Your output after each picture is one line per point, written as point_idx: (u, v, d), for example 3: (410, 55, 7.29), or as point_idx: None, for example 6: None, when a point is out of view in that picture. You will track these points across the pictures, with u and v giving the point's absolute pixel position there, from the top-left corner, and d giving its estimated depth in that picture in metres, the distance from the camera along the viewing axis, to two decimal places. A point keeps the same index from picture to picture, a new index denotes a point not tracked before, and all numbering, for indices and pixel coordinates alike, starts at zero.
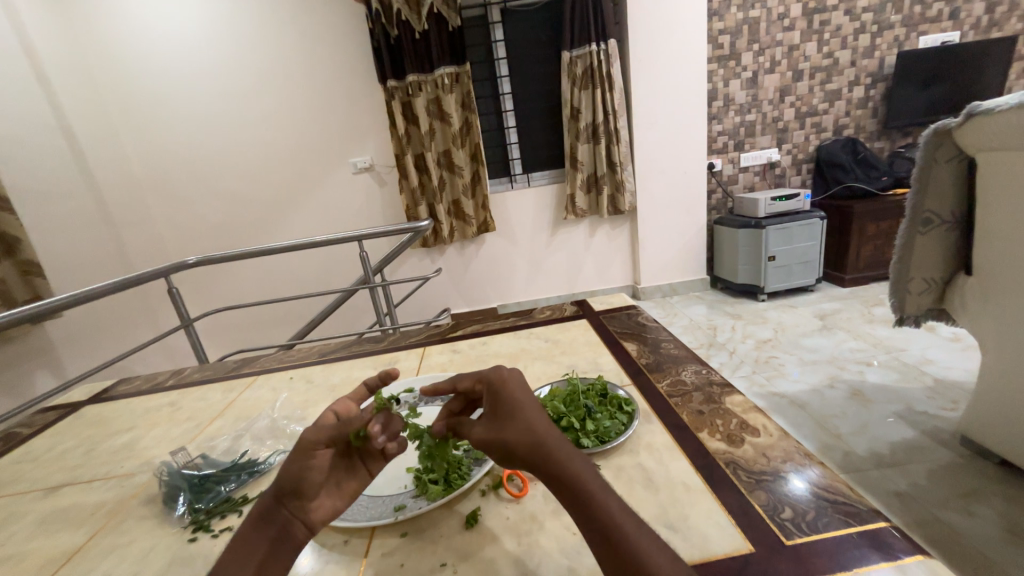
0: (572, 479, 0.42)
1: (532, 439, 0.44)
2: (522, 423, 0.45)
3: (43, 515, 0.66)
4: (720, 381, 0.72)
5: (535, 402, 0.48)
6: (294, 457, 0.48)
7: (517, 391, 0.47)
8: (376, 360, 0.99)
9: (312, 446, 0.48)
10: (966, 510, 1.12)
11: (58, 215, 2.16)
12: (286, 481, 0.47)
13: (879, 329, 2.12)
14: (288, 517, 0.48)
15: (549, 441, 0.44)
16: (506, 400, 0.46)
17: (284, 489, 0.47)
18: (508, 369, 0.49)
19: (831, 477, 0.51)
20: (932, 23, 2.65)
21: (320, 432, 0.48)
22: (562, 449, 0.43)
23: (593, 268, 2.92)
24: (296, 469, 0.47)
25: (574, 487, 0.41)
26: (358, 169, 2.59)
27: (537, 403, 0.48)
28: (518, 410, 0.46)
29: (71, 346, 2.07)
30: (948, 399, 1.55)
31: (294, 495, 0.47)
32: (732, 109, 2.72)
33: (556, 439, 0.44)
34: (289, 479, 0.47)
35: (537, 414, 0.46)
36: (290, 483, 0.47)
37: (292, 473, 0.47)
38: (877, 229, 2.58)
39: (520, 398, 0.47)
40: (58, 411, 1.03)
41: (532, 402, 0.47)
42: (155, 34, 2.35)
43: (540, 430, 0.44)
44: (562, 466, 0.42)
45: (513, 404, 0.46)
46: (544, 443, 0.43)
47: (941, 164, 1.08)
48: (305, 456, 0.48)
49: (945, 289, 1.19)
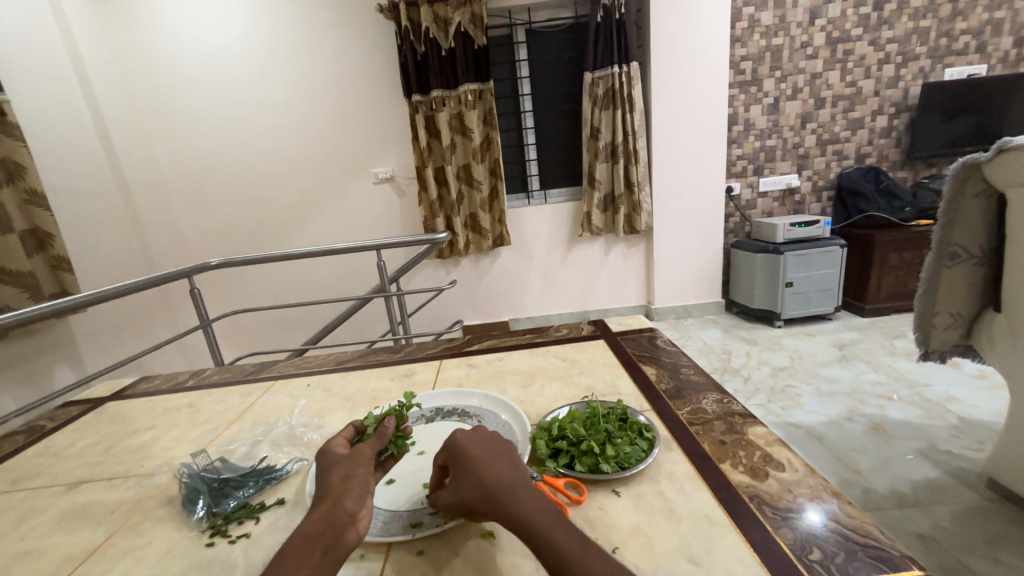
0: (520, 517, 0.44)
1: (481, 488, 0.46)
2: (488, 472, 0.47)
3: (64, 511, 0.67)
4: (741, 411, 0.70)
5: (493, 449, 0.51)
6: (350, 466, 0.51)
7: (472, 447, 0.50)
8: (392, 371, 1.00)
9: (369, 454, 0.53)
10: (994, 558, 1.07)
11: (90, 213, 2.22)
12: (347, 487, 0.49)
13: (900, 362, 2.06)
14: (345, 529, 0.46)
15: (501, 488, 0.46)
16: (463, 455, 0.50)
17: (344, 495, 0.48)
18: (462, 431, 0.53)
19: (860, 518, 0.49)
20: (958, 55, 2.64)
21: (369, 444, 0.54)
22: (512, 490, 0.46)
23: (606, 286, 2.91)
24: (359, 474, 0.50)
25: (523, 527, 0.44)
26: (379, 179, 2.64)
27: (495, 452, 0.51)
28: (471, 461, 0.49)
29: (92, 341, 2.12)
30: (973, 439, 1.49)
31: (353, 501, 0.48)
32: (752, 134, 2.72)
33: (507, 483, 0.47)
34: (349, 487, 0.49)
35: (491, 464, 0.49)
36: (351, 486, 0.49)
37: (351, 480, 0.50)
38: (899, 260, 2.53)
39: (474, 450, 0.50)
40: (81, 406, 1.05)
41: (489, 452, 0.50)
42: (194, 44, 2.45)
43: (494, 477, 0.47)
44: (512, 506, 0.45)
45: (468, 458, 0.49)
46: (496, 493, 0.46)
47: (969, 198, 1.06)
48: (361, 463, 0.52)
49: (972, 324, 1.15)
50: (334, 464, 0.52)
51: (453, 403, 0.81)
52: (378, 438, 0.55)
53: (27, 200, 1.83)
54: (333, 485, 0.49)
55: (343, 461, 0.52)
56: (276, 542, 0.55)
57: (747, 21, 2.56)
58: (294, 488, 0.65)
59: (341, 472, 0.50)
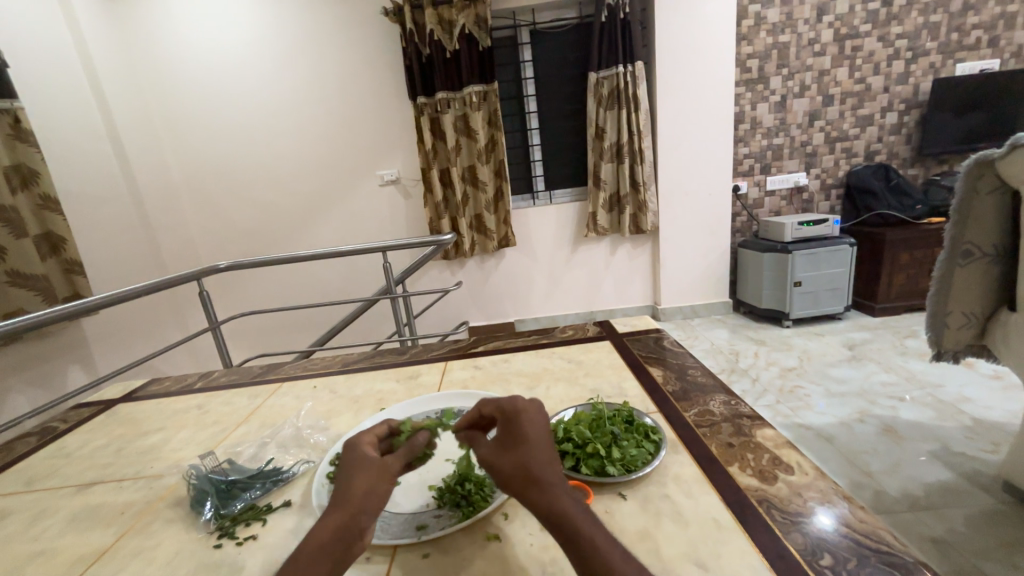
0: (557, 510, 0.43)
1: (528, 470, 0.45)
2: (535, 457, 0.46)
3: (75, 512, 0.68)
4: (750, 413, 0.69)
5: (545, 438, 0.49)
6: (375, 480, 0.49)
7: (530, 429, 0.49)
8: (397, 373, 1.00)
9: (394, 469, 0.51)
10: (1010, 562, 1.05)
11: (102, 217, 2.25)
12: (368, 503, 0.47)
13: (913, 362, 2.03)
14: (354, 544, 0.45)
15: (547, 476, 0.45)
16: (517, 429, 0.49)
17: (363, 511, 0.47)
18: (522, 401, 0.52)
19: (872, 522, 0.48)
20: (970, 50, 2.59)
21: (398, 457, 0.52)
22: (554, 484, 0.45)
23: (612, 287, 2.90)
24: (381, 491, 0.49)
25: (563, 520, 0.42)
26: (385, 181, 2.66)
27: (546, 440, 0.49)
28: (524, 441, 0.48)
29: (104, 344, 2.15)
30: (988, 441, 1.47)
31: (370, 520, 0.47)
32: (759, 132, 2.70)
33: (551, 475, 0.45)
34: (371, 504, 0.47)
35: (540, 449, 0.47)
36: (372, 503, 0.47)
37: (373, 495, 0.48)
38: (910, 258, 2.50)
39: (530, 432, 0.49)
40: (91, 408, 1.07)
41: (540, 439, 0.49)
42: (202, 50, 2.48)
43: (541, 466, 0.46)
44: (554, 498, 0.43)
45: (522, 434, 0.48)
46: (540, 479, 0.45)
47: (982, 196, 1.04)
48: (386, 478, 0.50)
49: (987, 324, 1.13)
50: (360, 469, 0.50)
51: (459, 404, 0.81)
52: (407, 452, 0.53)
53: (40, 205, 1.87)
54: (356, 498, 0.47)
55: (369, 469, 0.50)
56: (283, 544, 0.55)
57: (753, 19, 2.54)
58: (300, 490, 0.65)
59: (364, 483, 0.48)
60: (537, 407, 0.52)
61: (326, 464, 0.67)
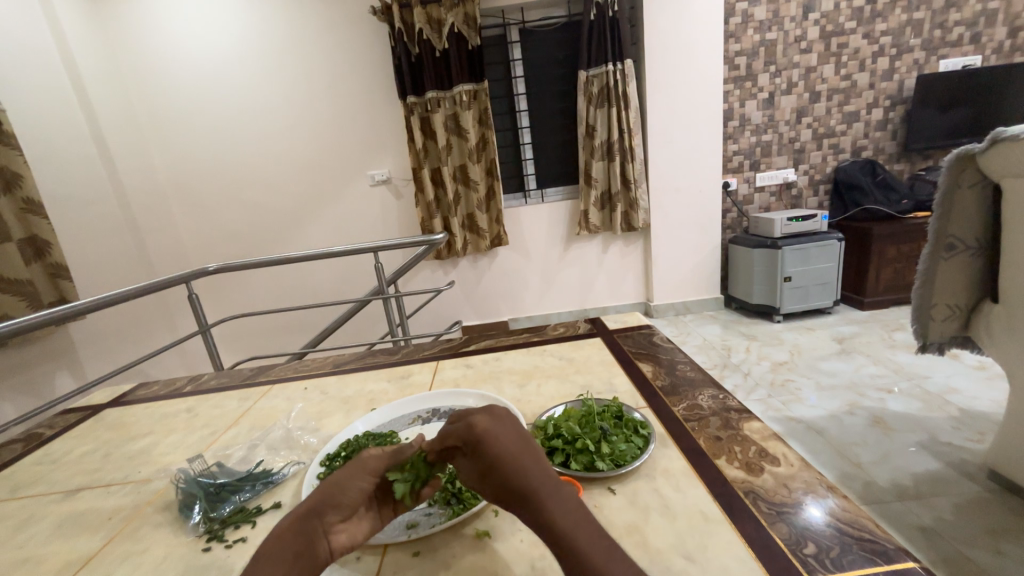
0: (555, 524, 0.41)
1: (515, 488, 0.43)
2: (517, 473, 0.43)
3: (61, 519, 0.67)
4: (737, 407, 0.70)
5: (517, 443, 0.46)
6: (347, 472, 0.48)
7: (498, 437, 0.45)
8: (389, 373, 1.00)
9: (371, 468, 0.49)
10: (996, 549, 1.07)
11: (87, 218, 2.21)
12: (334, 493, 0.47)
13: (900, 355, 2.06)
14: (317, 537, 0.45)
15: (536, 488, 0.43)
16: (489, 452, 0.44)
17: (328, 504, 0.46)
18: (485, 418, 0.47)
19: (854, 511, 0.49)
20: (952, 47, 2.63)
21: (379, 458, 0.50)
22: (545, 493, 0.43)
23: (605, 284, 2.91)
24: (347, 484, 0.47)
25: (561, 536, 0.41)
26: (376, 182, 2.64)
27: (518, 436, 0.47)
28: (499, 462, 0.44)
29: (91, 348, 2.12)
30: (974, 431, 1.49)
31: (335, 514, 0.46)
32: (748, 129, 2.72)
33: (540, 487, 0.43)
34: (338, 493, 0.47)
35: (520, 459, 0.44)
36: (334, 495, 0.47)
37: (342, 486, 0.47)
38: (897, 252, 2.54)
39: (502, 448, 0.45)
40: (79, 414, 1.05)
41: (513, 437, 0.46)
42: (189, 49, 2.45)
43: (518, 473, 0.43)
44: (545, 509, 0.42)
45: (493, 455, 0.44)
46: (529, 493, 0.43)
47: (965, 189, 1.06)
48: (357, 473, 0.48)
49: (970, 315, 1.15)
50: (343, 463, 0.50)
51: (449, 403, 0.81)
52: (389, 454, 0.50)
53: (24, 208, 1.83)
54: (325, 485, 0.48)
55: (347, 464, 0.49)
56: None
57: (741, 17, 2.56)
58: (290, 492, 0.65)
59: (337, 474, 0.48)
60: (500, 416, 0.48)
61: (316, 465, 0.67)
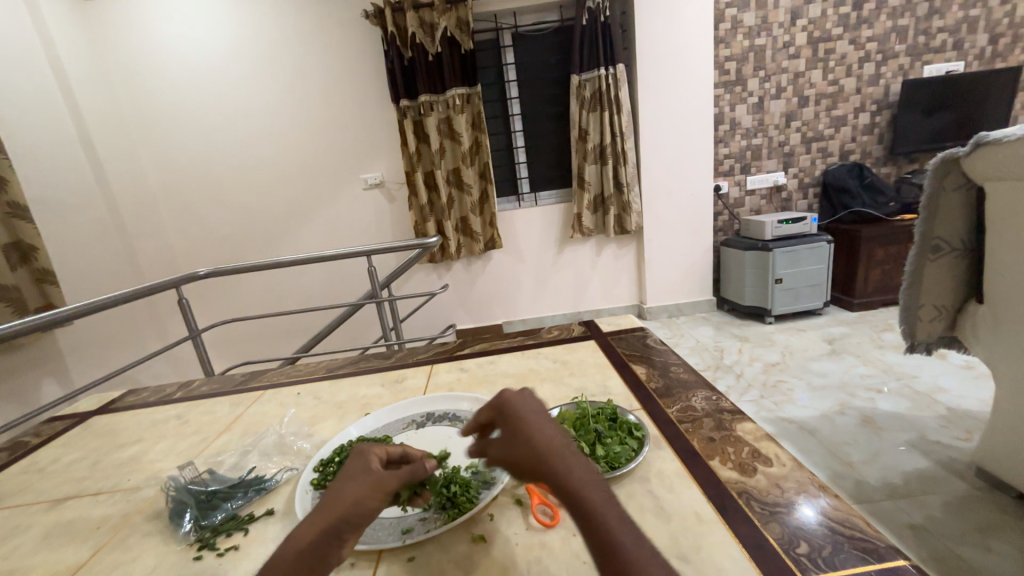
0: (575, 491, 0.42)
1: (537, 455, 0.44)
2: (542, 440, 0.46)
3: (47, 529, 0.65)
4: (730, 408, 0.71)
5: (543, 419, 0.49)
6: (367, 492, 0.47)
7: (526, 412, 0.49)
8: (383, 377, 0.99)
9: (390, 488, 0.48)
10: (984, 546, 1.08)
11: (75, 222, 2.18)
12: (354, 514, 0.46)
13: (889, 355, 2.09)
14: (332, 554, 0.45)
15: (560, 458, 0.44)
16: (518, 420, 0.48)
17: (347, 526, 0.45)
18: (514, 395, 0.51)
19: (846, 510, 0.50)
20: (936, 53, 2.69)
21: (398, 475, 0.49)
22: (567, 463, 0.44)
23: (598, 287, 2.92)
24: (370, 506, 0.47)
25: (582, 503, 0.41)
26: (369, 185, 2.64)
27: (543, 415, 0.50)
28: (527, 429, 0.47)
29: (78, 354, 2.08)
30: (962, 429, 1.52)
31: (352, 532, 0.46)
32: (739, 133, 2.75)
33: (562, 456, 0.45)
34: (358, 514, 0.46)
35: (546, 431, 0.47)
36: (356, 517, 0.46)
37: (361, 508, 0.46)
38: (885, 254, 2.58)
39: (531, 419, 0.48)
40: (66, 422, 1.03)
41: (539, 414, 0.49)
42: (179, 51, 2.43)
43: (542, 439, 0.46)
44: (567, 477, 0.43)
45: (522, 423, 0.48)
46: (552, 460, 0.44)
47: (949, 192, 1.08)
48: (378, 494, 0.47)
49: (956, 316, 1.17)
50: (357, 479, 0.49)
51: (443, 407, 0.81)
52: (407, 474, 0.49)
53: (8, 212, 1.80)
54: (344, 504, 0.46)
55: (363, 482, 0.48)
56: (264, 553, 0.55)
57: (730, 22, 2.59)
58: (283, 498, 0.64)
59: (355, 493, 0.47)
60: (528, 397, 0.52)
61: (309, 471, 0.66)
